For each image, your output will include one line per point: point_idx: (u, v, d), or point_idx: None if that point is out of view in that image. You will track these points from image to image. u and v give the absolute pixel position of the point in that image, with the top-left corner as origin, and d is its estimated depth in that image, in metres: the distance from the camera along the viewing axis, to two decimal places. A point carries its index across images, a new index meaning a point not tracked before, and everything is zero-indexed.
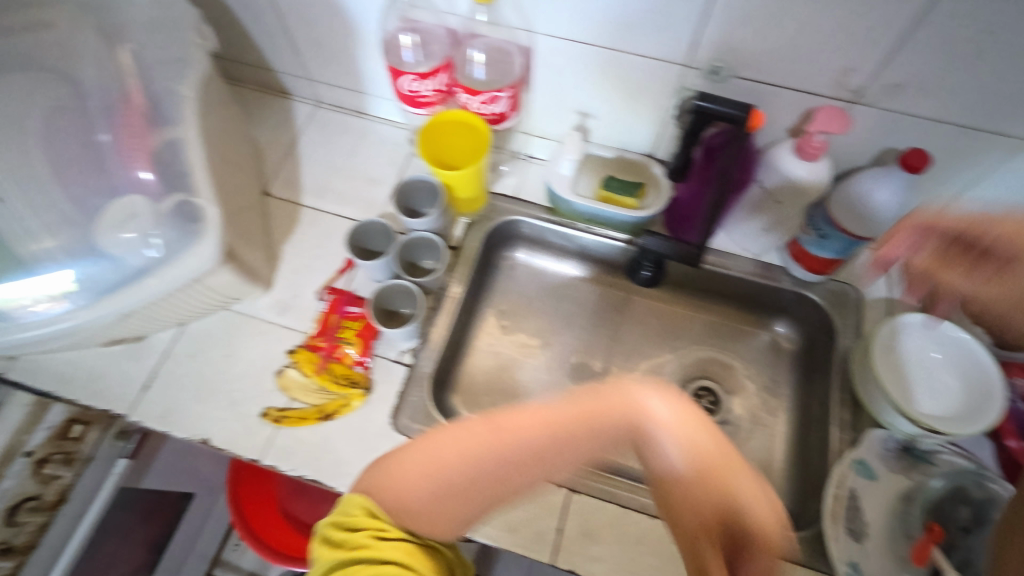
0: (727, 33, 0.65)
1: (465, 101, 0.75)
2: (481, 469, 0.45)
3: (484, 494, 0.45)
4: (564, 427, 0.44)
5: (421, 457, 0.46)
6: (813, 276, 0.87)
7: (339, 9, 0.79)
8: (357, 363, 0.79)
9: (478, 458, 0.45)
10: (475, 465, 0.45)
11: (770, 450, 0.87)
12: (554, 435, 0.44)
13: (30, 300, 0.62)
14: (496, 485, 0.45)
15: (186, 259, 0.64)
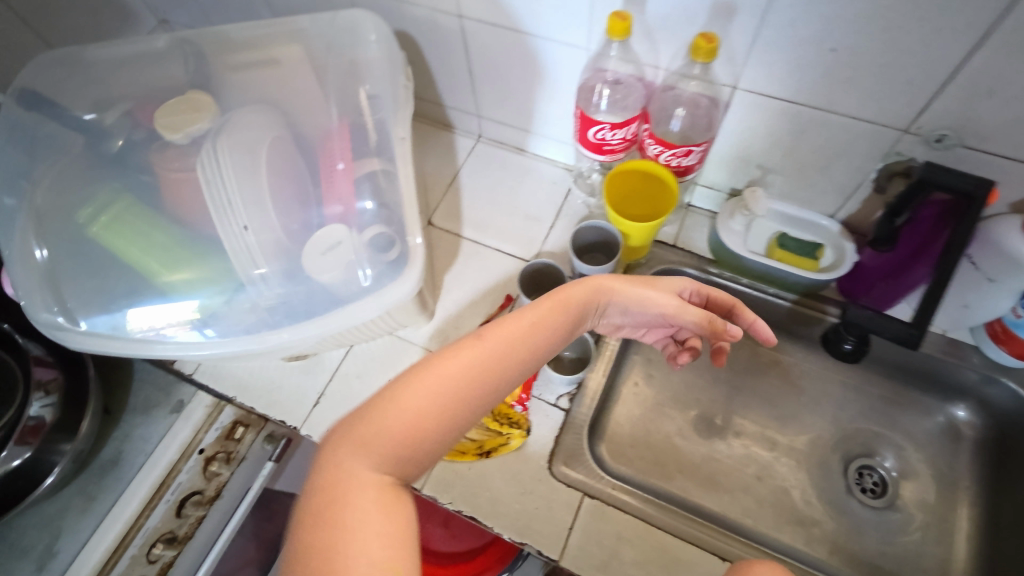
0: (965, 101, 0.61)
1: (655, 151, 0.74)
2: (432, 394, 0.47)
3: (430, 427, 0.47)
4: (485, 357, 0.50)
5: (405, 400, 0.47)
6: (1014, 361, 0.78)
7: (531, 55, 0.81)
8: (517, 403, 0.78)
9: (443, 389, 0.48)
10: (425, 402, 0.47)
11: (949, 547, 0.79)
12: (514, 350, 0.52)
13: (160, 325, 0.67)
14: (431, 418, 0.47)
15: (388, 291, 0.68)
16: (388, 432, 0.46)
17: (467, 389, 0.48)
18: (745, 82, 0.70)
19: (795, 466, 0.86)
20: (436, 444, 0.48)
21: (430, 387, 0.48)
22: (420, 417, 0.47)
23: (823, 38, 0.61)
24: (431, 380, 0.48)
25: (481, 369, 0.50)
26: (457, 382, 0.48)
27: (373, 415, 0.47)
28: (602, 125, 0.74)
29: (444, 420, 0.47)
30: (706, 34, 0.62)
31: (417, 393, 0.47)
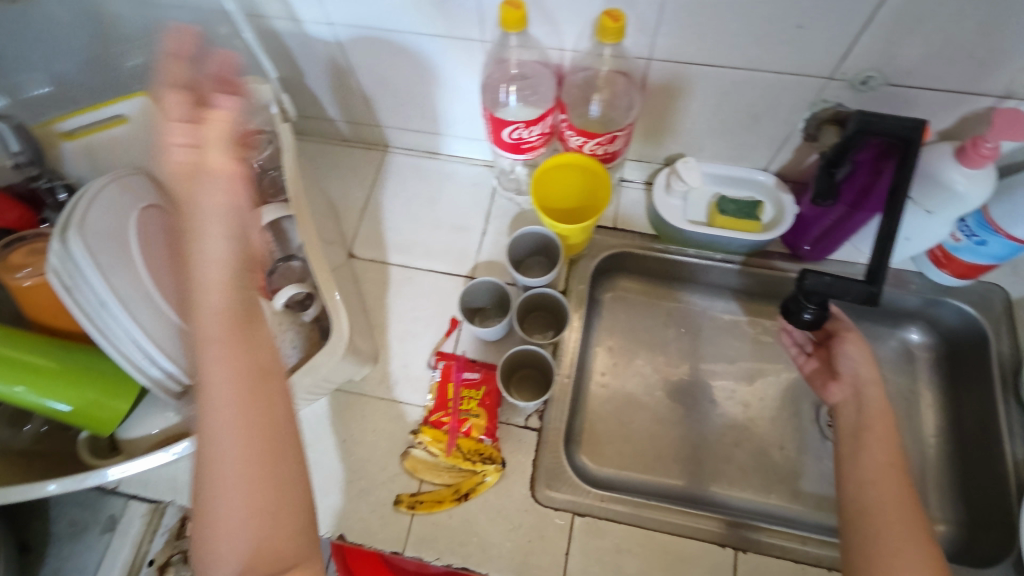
0: (884, 40, 0.58)
1: (576, 143, 0.69)
2: (246, 428, 0.45)
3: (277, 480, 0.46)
4: (227, 319, 0.46)
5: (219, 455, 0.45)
6: (955, 281, 0.80)
7: (423, 58, 0.73)
8: (485, 435, 0.73)
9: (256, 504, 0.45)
10: (241, 431, 0.45)
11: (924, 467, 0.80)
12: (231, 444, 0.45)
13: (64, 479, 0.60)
14: (275, 484, 0.46)
15: (321, 357, 0.61)
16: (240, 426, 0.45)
17: (250, 419, 0.46)
18: (658, 52, 0.64)
19: (773, 426, 0.85)
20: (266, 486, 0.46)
21: (243, 460, 0.45)
22: (242, 435, 0.45)
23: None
24: (224, 403, 0.45)
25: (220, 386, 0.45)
26: (245, 395, 0.46)
27: (215, 477, 0.45)
28: (517, 124, 0.67)
29: (256, 427, 0.46)
30: (612, 11, 0.56)
31: (240, 440, 0.45)
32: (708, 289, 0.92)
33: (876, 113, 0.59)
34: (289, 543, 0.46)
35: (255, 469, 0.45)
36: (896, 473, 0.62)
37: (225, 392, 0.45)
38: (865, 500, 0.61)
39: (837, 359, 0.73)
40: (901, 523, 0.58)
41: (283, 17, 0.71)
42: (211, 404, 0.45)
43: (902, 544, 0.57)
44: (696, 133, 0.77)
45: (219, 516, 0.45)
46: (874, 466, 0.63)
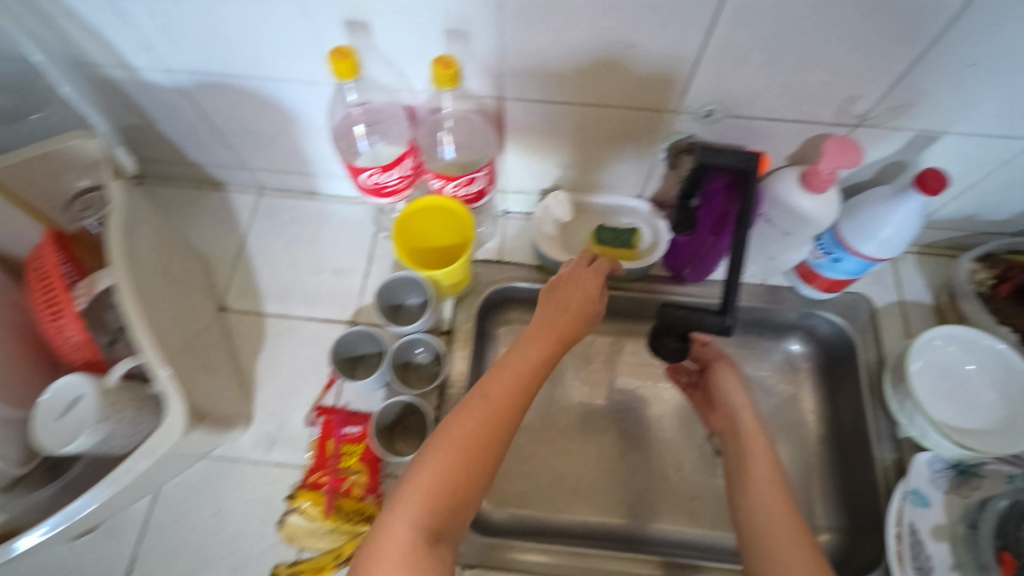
0: (715, 77, 0.59)
1: (436, 186, 0.68)
2: (439, 466, 0.48)
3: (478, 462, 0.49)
4: (510, 377, 0.53)
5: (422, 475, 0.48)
6: (823, 294, 0.83)
7: (278, 104, 0.70)
8: (367, 492, 0.70)
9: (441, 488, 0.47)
10: (444, 467, 0.48)
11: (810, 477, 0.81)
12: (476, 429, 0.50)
13: None
14: (424, 536, 0.46)
15: (157, 437, 0.56)
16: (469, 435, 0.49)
17: (439, 492, 0.47)
18: (508, 92, 0.64)
19: (668, 449, 0.85)
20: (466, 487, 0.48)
21: (436, 481, 0.48)
22: (433, 482, 0.47)
23: (567, 40, 0.56)
24: (461, 422, 0.50)
25: (473, 407, 0.51)
26: (488, 429, 0.50)
27: (418, 486, 0.48)
28: (372, 170, 0.65)
29: (484, 449, 0.49)
30: (443, 57, 0.54)
31: (434, 473, 0.48)
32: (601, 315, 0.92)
33: (712, 149, 0.61)
34: (435, 562, 0.45)
35: (416, 513, 0.46)
36: (777, 485, 0.62)
37: (474, 411, 0.51)
38: (754, 518, 0.60)
39: (713, 392, 0.76)
40: (786, 534, 0.57)
41: (114, 65, 0.66)
42: (459, 410, 0.51)
43: (792, 556, 0.55)
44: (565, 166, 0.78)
45: (376, 547, 0.45)
46: (757, 481, 0.63)
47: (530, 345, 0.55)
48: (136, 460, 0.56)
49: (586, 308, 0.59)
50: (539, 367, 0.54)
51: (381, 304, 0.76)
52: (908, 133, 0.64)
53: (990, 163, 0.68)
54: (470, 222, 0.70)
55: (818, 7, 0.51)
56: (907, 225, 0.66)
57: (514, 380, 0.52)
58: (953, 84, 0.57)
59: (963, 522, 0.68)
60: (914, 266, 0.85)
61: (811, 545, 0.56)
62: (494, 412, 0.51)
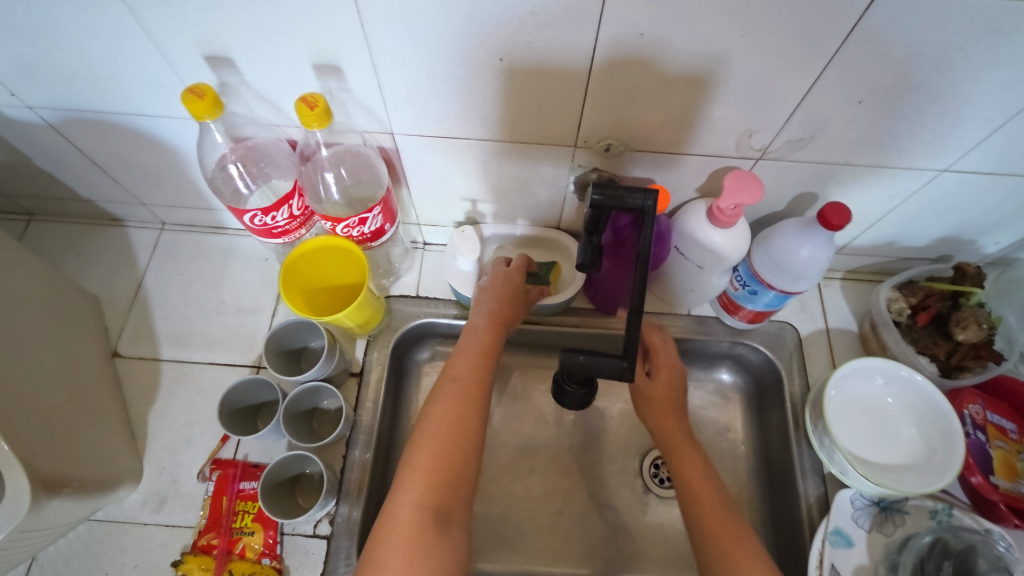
0: (608, 110, 0.57)
1: (326, 227, 0.64)
2: (420, 471, 0.51)
3: (463, 458, 0.52)
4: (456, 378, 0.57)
5: (414, 470, 0.51)
6: (746, 324, 0.81)
7: (158, 140, 0.66)
8: (262, 555, 0.66)
9: (425, 500, 0.49)
10: (425, 472, 0.51)
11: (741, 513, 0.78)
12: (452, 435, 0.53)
13: None
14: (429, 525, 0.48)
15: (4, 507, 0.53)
16: (428, 457, 0.51)
17: (435, 482, 0.50)
18: (398, 127, 0.61)
19: (596, 489, 0.82)
20: (449, 504, 0.50)
21: (424, 482, 0.50)
22: (425, 472, 0.51)
23: (448, 75, 0.54)
24: (438, 419, 0.54)
25: (432, 425, 0.53)
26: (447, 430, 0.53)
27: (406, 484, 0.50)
28: (254, 211, 0.60)
29: (459, 438, 0.53)
30: (308, 96, 0.51)
31: (413, 475, 0.51)
32: (524, 348, 0.88)
33: (606, 186, 0.57)
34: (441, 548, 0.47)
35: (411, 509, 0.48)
36: (704, 475, 0.61)
37: (436, 417, 0.54)
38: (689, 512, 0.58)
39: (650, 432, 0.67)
40: (716, 524, 0.56)
41: None
42: (436, 404, 0.55)
43: (725, 546, 0.54)
44: (476, 198, 0.75)
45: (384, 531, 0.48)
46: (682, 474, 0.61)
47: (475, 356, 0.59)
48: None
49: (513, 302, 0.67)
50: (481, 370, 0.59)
51: (273, 349, 0.70)
52: (810, 166, 0.63)
53: (896, 193, 0.67)
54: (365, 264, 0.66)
55: (698, 45, 0.49)
56: (816, 260, 0.64)
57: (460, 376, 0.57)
58: (846, 117, 0.56)
59: (885, 563, 0.66)
60: (837, 292, 0.84)
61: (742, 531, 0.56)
62: (456, 411, 0.54)
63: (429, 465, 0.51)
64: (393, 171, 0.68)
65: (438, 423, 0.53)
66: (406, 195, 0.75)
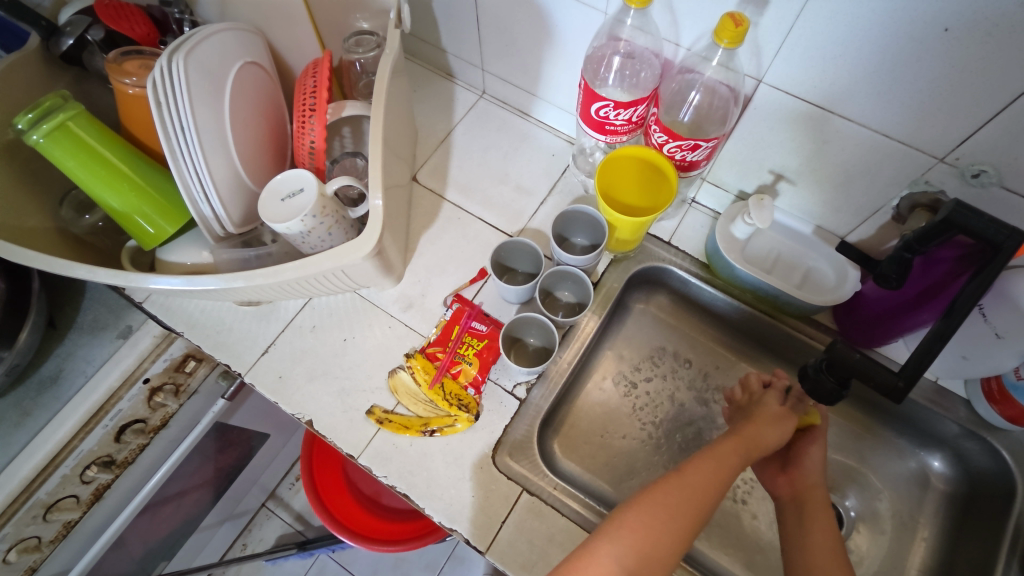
0: (1013, 135, 0.54)
1: (658, 141, 0.68)
2: (678, 488, 0.59)
3: (681, 507, 0.58)
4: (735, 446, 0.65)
5: (638, 520, 0.56)
6: (1004, 423, 0.72)
7: (547, 17, 0.74)
8: (470, 385, 0.75)
9: (635, 532, 0.56)
10: (687, 488, 0.59)
11: None
12: (680, 513, 0.57)
13: (96, 273, 0.63)
14: (675, 518, 0.57)
15: (346, 248, 0.65)
16: (650, 504, 0.58)
17: (696, 497, 0.59)
18: (770, 76, 0.63)
19: (753, 493, 0.81)
20: (652, 526, 0.56)
21: (687, 493, 0.59)
22: (682, 494, 0.59)
23: (870, 40, 0.54)
24: (665, 491, 0.59)
25: (664, 495, 0.58)
26: (723, 470, 0.62)
27: (653, 498, 0.58)
28: (607, 102, 0.67)
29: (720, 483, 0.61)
30: (735, 15, 0.55)
31: (667, 489, 0.59)
32: (740, 336, 0.88)
33: (973, 209, 0.55)
34: (670, 532, 0.56)
35: (661, 501, 0.58)
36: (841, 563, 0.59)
37: (712, 460, 0.62)
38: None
39: (796, 459, 0.71)
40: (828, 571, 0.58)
41: None
42: (666, 483, 0.60)
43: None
44: (784, 174, 0.75)
45: (637, 511, 0.57)
46: (817, 554, 0.60)
47: (772, 422, 0.68)
48: (325, 257, 0.65)
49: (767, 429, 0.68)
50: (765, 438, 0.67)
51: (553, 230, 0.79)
52: None
53: None
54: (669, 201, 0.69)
55: None
56: None
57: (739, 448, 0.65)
58: None
59: None
60: None
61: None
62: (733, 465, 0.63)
63: (644, 509, 0.57)
64: (732, 125, 0.71)
65: (669, 496, 0.58)
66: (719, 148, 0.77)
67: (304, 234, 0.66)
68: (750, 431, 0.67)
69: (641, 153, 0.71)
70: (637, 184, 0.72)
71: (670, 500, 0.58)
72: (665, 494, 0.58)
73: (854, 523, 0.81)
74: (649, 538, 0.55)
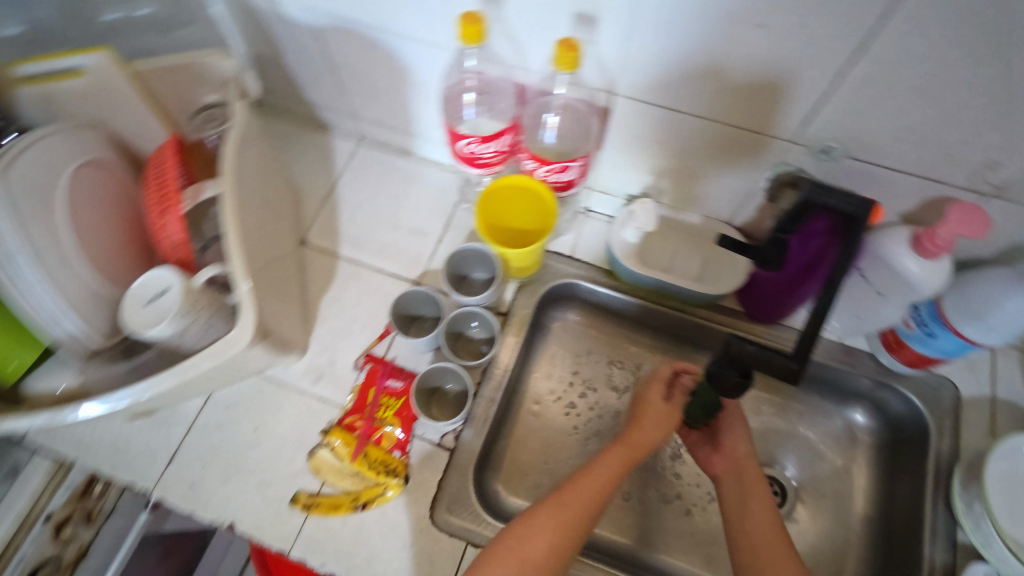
0: (846, 112, 0.56)
1: (529, 167, 0.68)
2: (573, 499, 0.58)
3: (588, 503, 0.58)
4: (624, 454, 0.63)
5: (543, 523, 0.57)
6: (905, 368, 0.77)
7: (398, 60, 0.73)
8: (395, 447, 0.73)
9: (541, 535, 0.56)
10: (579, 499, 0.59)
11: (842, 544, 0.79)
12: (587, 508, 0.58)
13: None
14: (582, 514, 0.58)
15: (223, 341, 0.61)
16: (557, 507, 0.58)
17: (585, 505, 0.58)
18: (621, 89, 0.63)
19: (698, 486, 0.81)
20: (556, 523, 0.57)
21: (579, 502, 0.58)
22: (571, 503, 0.58)
23: (701, 45, 0.55)
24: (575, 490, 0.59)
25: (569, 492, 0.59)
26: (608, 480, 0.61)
27: (546, 509, 0.58)
28: (471, 139, 0.66)
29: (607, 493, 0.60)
30: (567, 39, 0.54)
31: (576, 490, 0.59)
32: (660, 334, 0.88)
33: (825, 188, 0.57)
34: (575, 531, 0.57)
35: (568, 502, 0.58)
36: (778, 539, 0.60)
37: (602, 466, 0.61)
38: (759, 574, 0.58)
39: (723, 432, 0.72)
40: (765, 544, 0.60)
41: None
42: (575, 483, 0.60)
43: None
44: (661, 174, 0.76)
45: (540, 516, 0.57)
46: (754, 531, 0.62)
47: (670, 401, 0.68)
48: (201, 358, 0.61)
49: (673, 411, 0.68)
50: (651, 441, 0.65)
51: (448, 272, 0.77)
52: None
53: None
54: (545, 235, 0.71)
55: (976, 62, 0.47)
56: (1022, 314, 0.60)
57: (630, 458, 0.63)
58: None
59: None
60: (1014, 363, 0.78)
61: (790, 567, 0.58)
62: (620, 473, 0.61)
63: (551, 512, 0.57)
64: (599, 135, 0.71)
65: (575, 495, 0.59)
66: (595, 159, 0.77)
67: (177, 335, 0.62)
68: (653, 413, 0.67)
69: (523, 183, 0.70)
70: (519, 214, 0.72)
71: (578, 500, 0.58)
72: (572, 495, 0.59)
73: (802, 494, 0.82)
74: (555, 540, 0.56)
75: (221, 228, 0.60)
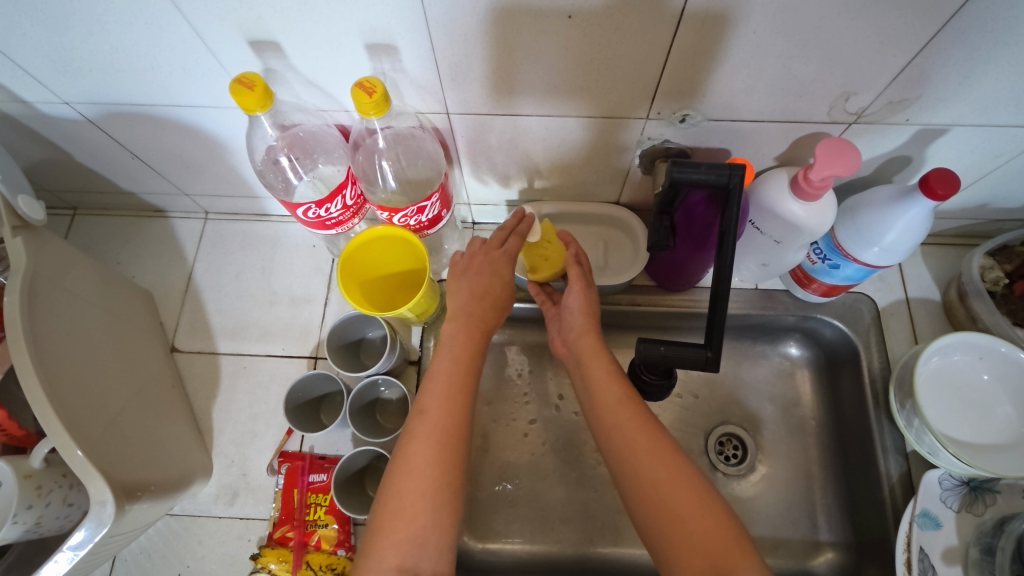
0: (690, 78, 0.52)
1: (382, 217, 0.61)
2: (429, 440, 0.50)
3: (441, 437, 0.50)
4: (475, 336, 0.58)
5: (405, 479, 0.48)
6: (820, 298, 0.76)
7: (203, 133, 0.63)
8: (338, 546, 0.65)
9: (414, 486, 0.47)
10: (437, 432, 0.50)
11: (810, 475, 0.77)
12: (446, 439, 0.50)
13: None
14: (442, 453, 0.49)
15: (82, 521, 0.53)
16: (415, 460, 0.49)
17: (449, 436, 0.50)
18: (452, 106, 0.56)
19: None
20: (426, 473, 0.48)
21: (432, 439, 0.50)
22: (433, 430, 0.50)
23: (513, 46, 0.48)
24: (422, 438, 0.50)
25: (420, 425, 0.51)
26: (453, 391, 0.53)
27: (409, 457, 0.49)
28: (308, 205, 0.57)
29: (461, 398, 0.53)
30: (365, 81, 0.47)
31: (424, 430, 0.50)
32: None
33: (687, 163, 0.51)
34: (444, 470, 0.48)
35: (426, 442, 0.49)
36: (631, 407, 0.54)
37: (444, 370, 0.54)
38: (634, 459, 0.51)
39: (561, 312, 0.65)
40: (627, 426, 0.53)
41: (6, 100, 0.59)
42: (418, 413, 0.52)
43: (665, 471, 0.49)
44: (531, 174, 0.70)
45: (403, 476, 0.48)
46: (615, 427, 0.54)
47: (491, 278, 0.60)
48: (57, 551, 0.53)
49: (499, 300, 0.60)
50: (492, 321, 0.60)
51: (335, 344, 0.69)
52: (909, 128, 0.57)
53: (1003, 151, 0.60)
54: (418, 273, 0.69)
55: (795, 6, 0.43)
56: (911, 231, 0.59)
57: (477, 334, 0.58)
58: (964, 74, 0.50)
59: (977, 545, 0.63)
60: (920, 260, 0.79)
61: (658, 437, 0.52)
62: (467, 363, 0.56)
63: (415, 462, 0.48)
64: (448, 152, 0.64)
65: (427, 433, 0.50)
66: (459, 175, 0.71)
67: (29, 533, 0.54)
68: (476, 306, 0.59)
69: (388, 237, 0.63)
70: (391, 257, 0.67)
71: (430, 432, 0.50)
72: (425, 431, 0.50)
73: (776, 445, 0.79)
74: (429, 493, 0.47)
75: (28, 403, 0.50)
